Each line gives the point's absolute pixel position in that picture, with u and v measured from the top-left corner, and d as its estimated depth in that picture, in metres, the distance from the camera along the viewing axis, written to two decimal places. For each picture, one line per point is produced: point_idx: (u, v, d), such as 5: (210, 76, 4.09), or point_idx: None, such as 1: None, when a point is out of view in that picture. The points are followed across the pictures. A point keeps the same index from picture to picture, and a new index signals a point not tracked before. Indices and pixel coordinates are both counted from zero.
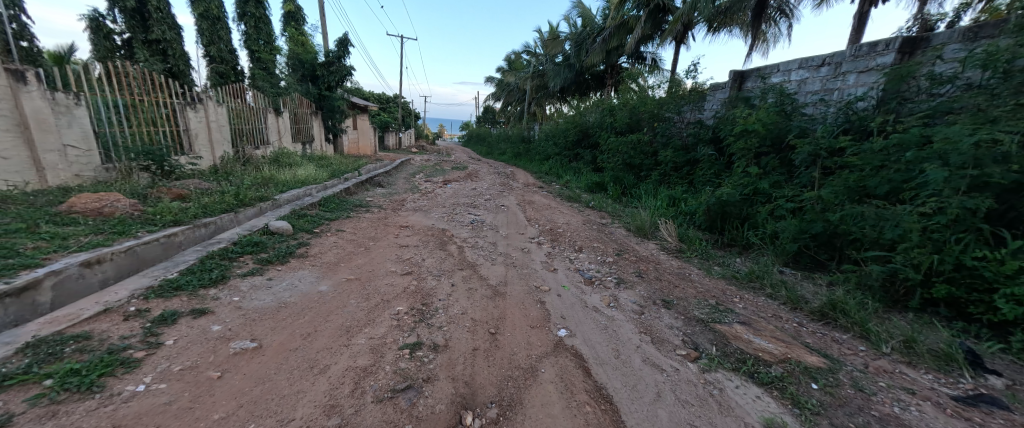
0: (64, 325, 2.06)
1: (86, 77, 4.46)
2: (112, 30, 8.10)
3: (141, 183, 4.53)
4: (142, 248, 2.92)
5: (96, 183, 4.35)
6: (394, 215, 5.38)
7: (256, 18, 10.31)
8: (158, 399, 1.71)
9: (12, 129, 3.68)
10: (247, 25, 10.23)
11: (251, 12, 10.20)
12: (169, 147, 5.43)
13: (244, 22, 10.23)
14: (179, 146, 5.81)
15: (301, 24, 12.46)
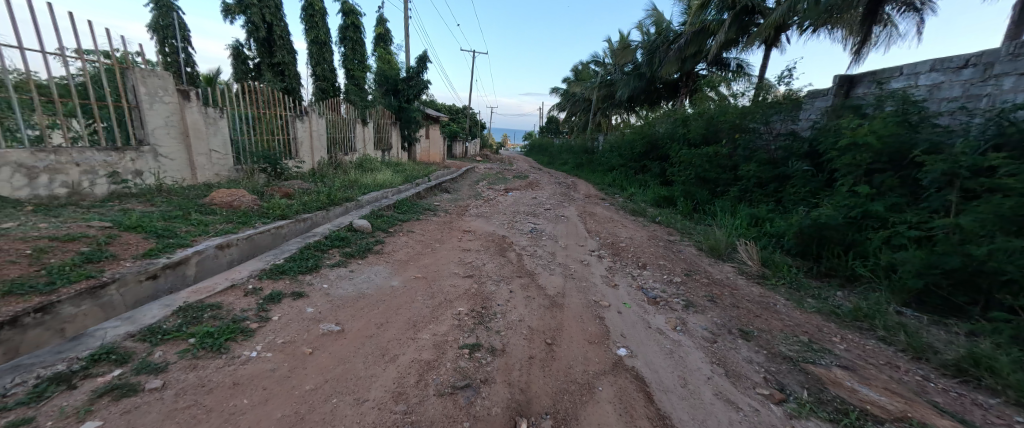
0: (203, 295, 2.56)
1: (228, 95, 5.52)
2: (247, 56, 9.90)
3: (259, 181, 5.41)
4: (259, 236, 3.50)
5: (230, 181, 5.30)
6: (458, 219, 5.66)
7: (354, 41, 11.80)
8: (265, 365, 2.02)
9: (177, 137, 4.69)
10: (346, 48, 11.76)
11: (350, 36, 11.71)
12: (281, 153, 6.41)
13: (344, 45, 11.78)
14: (289, 152, 6.84)
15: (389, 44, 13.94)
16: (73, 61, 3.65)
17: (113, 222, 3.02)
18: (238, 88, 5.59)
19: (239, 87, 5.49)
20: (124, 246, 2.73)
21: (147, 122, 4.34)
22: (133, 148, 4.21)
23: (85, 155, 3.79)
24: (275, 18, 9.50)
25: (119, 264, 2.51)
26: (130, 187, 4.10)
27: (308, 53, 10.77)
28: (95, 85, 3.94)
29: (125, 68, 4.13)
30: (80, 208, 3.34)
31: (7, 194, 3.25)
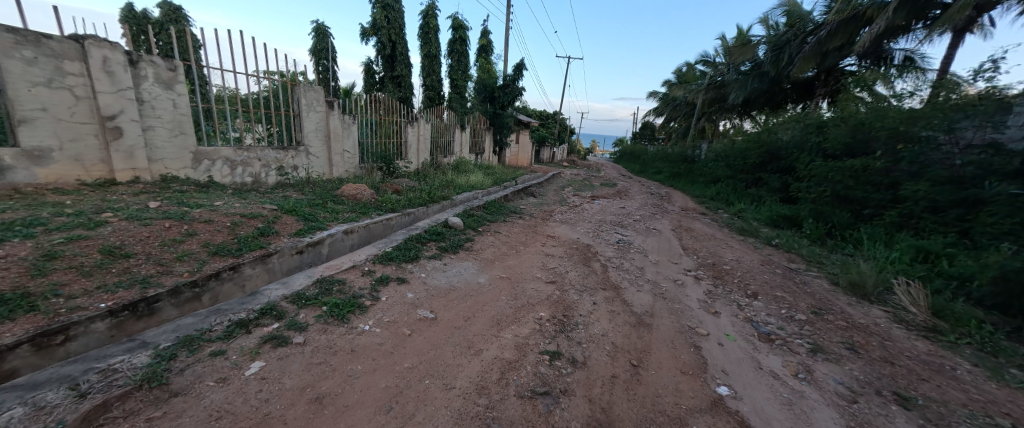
0: (333, 271, 3.08)
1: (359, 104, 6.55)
2: (374, 71, 11.64)
3: (377, 178, 6.30)
4: (374, 225, 4.07)
5: (355, 177, 6.28)
6: (543, 224, 5.71)
7: (460, 54, 12.91)
8: (374, 339, 2.34)
9: (322, 139, 5.76)
10: (453, 60, 12.92)
11: (457, 49, 12.84)
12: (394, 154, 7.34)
13: (451, 58, 12.96)
14: (400, 153, 7.80)
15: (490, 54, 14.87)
16: (260, 79, 4.75)
17: (278, 205, 3.86)
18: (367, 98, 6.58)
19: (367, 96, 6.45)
20: (284, 225, 3.47)
21: (303, 127, 5.42)
22: (293, 148, 5.32)
23: (265, 153, 4.93)
24: (398, 37, 10.94)
25: (280, 239, 3.20)
26: (289, 178, 5.21)
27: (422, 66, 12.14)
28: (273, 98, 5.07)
29: (293, 84, 5.23)
30: (258, 193, 4.36)
31: (219, 180, 4.45)
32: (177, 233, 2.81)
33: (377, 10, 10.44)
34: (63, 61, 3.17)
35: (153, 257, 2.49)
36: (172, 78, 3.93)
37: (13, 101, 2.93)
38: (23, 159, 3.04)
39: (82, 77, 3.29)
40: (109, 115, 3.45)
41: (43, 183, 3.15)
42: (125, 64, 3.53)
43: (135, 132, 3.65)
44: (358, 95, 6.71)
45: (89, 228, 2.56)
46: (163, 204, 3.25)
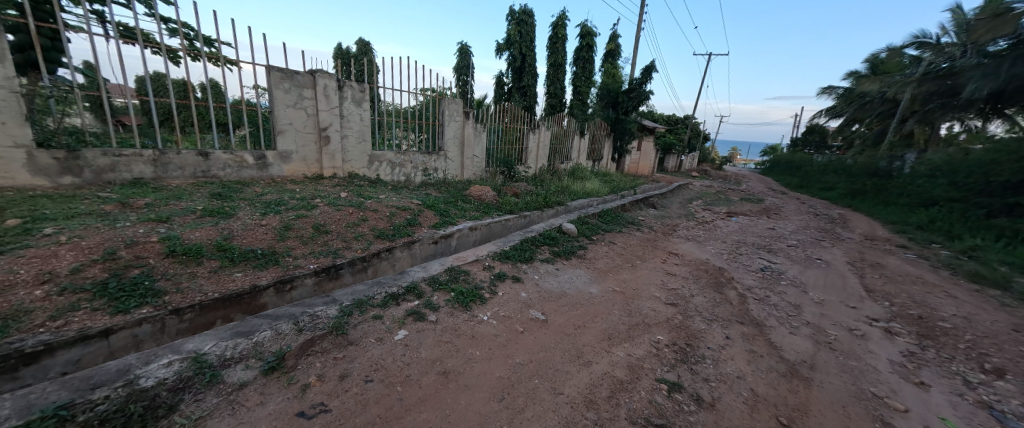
0: (461, 262, 3.47)
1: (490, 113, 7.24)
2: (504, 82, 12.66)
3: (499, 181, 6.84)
4: (495, 224, 4.44)
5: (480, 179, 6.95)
6: (664, 239, 5.22)
7: (585, 60, 12.91)
8: (491, 330, 2.53)
9: (457, 145, 6.59)
10: (578, 67, 13.02)
11: (583, 56, 12.89)
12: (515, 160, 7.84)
13: (577, 65, 13.07)
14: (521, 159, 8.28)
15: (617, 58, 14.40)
16: (417, 95, 5.72)
17: (422, 201, 4.59)
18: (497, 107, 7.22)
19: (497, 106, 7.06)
20: (426, 218, 4.10)
21: (444, 135, 6.29)
22: (436, 153, 6.24)
23: (415, 157, 5.93)
24: (528, 50, 11.60)
25: (421, 230, 3.79)
26: (430, 178, 6.14)
27: (547, 75, 12.64)
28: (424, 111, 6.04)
29: (441, 98, 6.12)
30: (408, 190, 5.28)
31: (383, 177, 5.57)
32: (356, 217, 3.63)
33: (513, 27, 11.38)
34: (303, 89, 4.45)
35: (341, 235, 3.28)
36: (360, 97, 5.05)
37: (276, 119, 4.29)
38: (277, 159, 4.41)
39: (311, 100, 4.56)
40: (322, 128, 4.70)
41: (285, 175, 4.51)
42: (335, 89, 4.73)
43: (336, 140, 4.88)
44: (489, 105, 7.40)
45: (307, 209, 3.53)
46: (349, 195, 4.25)
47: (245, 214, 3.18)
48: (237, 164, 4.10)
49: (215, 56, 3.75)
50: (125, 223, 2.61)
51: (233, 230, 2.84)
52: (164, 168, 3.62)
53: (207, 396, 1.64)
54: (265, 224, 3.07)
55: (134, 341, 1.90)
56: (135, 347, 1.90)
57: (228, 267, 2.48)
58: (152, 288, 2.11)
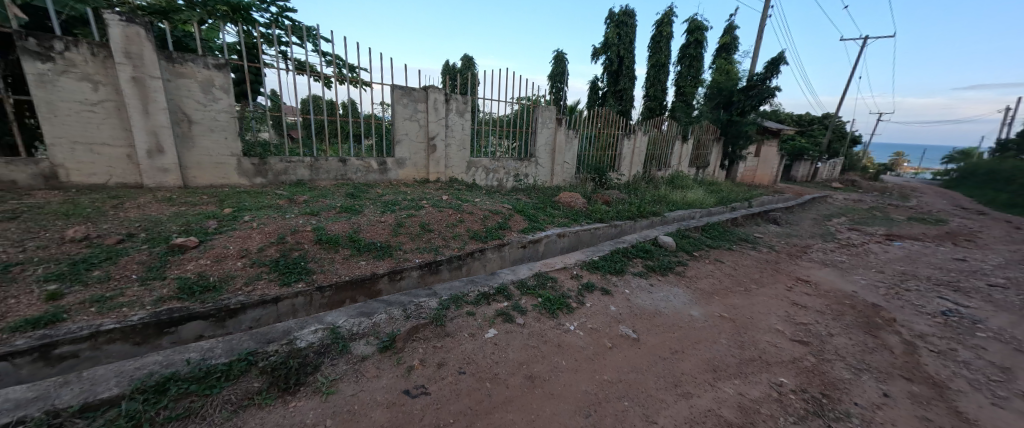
0: (549, 268, 3.48)
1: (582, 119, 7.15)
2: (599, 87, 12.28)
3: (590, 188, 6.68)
4: (583, 233, 4.36)
5: (569, 185, 6.95)
6: (789, 262, 4.38)
7: (692, 58, 11.76)
8: (578, 341, 2.46)
9: (548, 151, 6.70)
10: (683, 66, 11.94)
11: (690, 54, 11.77)
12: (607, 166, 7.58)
13: (682, 63, 12.00)
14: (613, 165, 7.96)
15: (733, 53, 12.74)
16: (512, 104, 5.98)
17: (512, 206, 4.76)
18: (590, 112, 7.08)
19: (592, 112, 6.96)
20: (515, 222, 4.24)
21: (535, 142, 6.46)
22: (527, 159, 6.45)
23: (508, 163, 6.23)
24: (626, 52, 11.06)
25: (511, 233, 3.94)
26: (521, 184, 6.37)
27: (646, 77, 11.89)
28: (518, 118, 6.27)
29: (535, 106, 6.30)
30: (501, 194, 5.55)
31: (479, 182, 5.98)
32: (455, 218, 3.96)
33: (612, 30, 11.01)
34: (418, 103, 5.07)
35: (442, 234, 3.61)
36: (463, 109, 5.52)
37: (396, 130, 4.98)
38: (394, 165, 5.10)
39: (423, 113, 5.16)
40: (430, 137, 5.28)
41: (399, 179, 5.20)
42: (443, 102, 5.26)
43: (441, 148, 5.42)
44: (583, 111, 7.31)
45: (416, 210, 3.99)
46: (450, 197, 4.66)
47: (369, 211, 3.76)
48: (365, 169, 4.88)
49: (355, 81, 4.52)
50: (290, 214, 3.34)
51: (360, 224, 3.38)
52: (316, 171, 4.52)
53: (339, 362, 1.97)
54: (384, 221, 3.58)
55: (292, 308, 2.40)
56: (292, 314, 2.41)
57: (356, 256, 2.95)
58: (305, 268, 2.64)
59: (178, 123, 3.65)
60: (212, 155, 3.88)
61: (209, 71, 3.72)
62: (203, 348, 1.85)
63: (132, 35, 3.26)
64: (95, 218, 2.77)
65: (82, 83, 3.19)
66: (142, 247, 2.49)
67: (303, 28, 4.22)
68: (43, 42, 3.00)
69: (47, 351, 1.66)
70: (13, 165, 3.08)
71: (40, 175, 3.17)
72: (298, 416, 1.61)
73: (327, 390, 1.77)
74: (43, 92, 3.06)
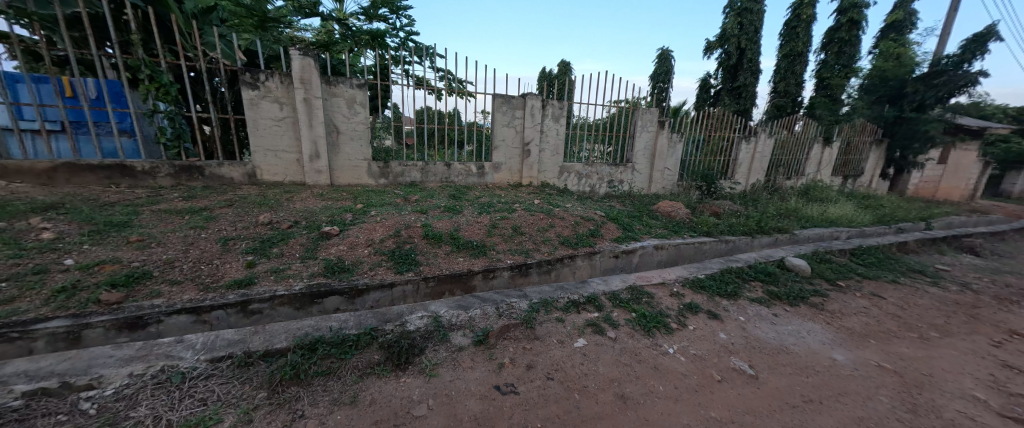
0: (645, 282, 3.23)
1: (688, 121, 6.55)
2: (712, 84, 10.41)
3: (694, 197, 6.03)
4: (685, 247, 3.96)
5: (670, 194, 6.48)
6: (998, 309, 3.19)
7: (843, 42, 9.59)
8: (678, 367, 2.20)
9: (647, 157, 6.34)
10: (829, 53, 9.84)
11: (840, 37, 9.63)
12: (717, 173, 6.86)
13: (827, 50, 9.90)
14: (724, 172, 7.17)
15: (907, 31, 9.97)
16: (609, 108, 5.78)
17: (605, 213, 4.59)
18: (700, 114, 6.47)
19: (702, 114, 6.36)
20: (608, 230, 4.07)
21: (633, 146, 6.17)
22: (623, 165, 6.21)
23: (602, 168, 6.06)
24: (750, 42, 9.13)
25: (604, 242, 3.79)
26: (615, 190, 6.14)
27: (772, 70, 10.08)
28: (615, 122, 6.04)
29: (634, 109, 6.02)
30: (593, 201, 5.42)
31: (571, 187, 5.97)
32: (546, 223, 4.00)
33: (731, 20, 9.23)
34: (516, 110, 5.29)
35: (533, 237, 3.67)
36: (559, 114, 5.56)
37: (495, 136, 5.28)
38: (491, 169, 5.43)
39: (521, 119, 5.35)
40: (526, 142, 5.45)
41: (494, 182, 5.50)
42: (540, 108, 5.38)
43: (535, 153, 5.56)
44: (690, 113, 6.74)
45: (509, 212, 4.17)
46: (541, 202, 4.74)
47: (468, 212, 4.06)
48: (466, 173, 5.30)
49: (463, 92, 4.95)
50: (405, 211, 3.83)
51: (460, 223, 3.68)
52: (426, 174, 5.08)
53: (440, 349, 2.16)
54: (480, 221, 3.83)
55: (403, 294, 2.74)
56: (403, 299, 2.74)
57: (455, 252, 3.21)
58: (414, 259, 2.98)
59: (329, 134, 4.52)
60: (350, 159, 4.70)
61: (353, 90, 4.50)
62: (340, 319, 2.24)
63: (305, 65, 4.16)
64: (275, 208, 3.62)
65: (273, 105, 4.21)
66: (303, 232, 3.16)
67: (423, 48, 4.79)
68: (254, 75, 4.05)
69: (245, 306, 2.23)
70: (231, 166, 4.23)
71: (245, 174, 4.30)
72: (407, 391, 1.81)
73: (429, 372, 1.96)
74: (251, 112, 4.14)
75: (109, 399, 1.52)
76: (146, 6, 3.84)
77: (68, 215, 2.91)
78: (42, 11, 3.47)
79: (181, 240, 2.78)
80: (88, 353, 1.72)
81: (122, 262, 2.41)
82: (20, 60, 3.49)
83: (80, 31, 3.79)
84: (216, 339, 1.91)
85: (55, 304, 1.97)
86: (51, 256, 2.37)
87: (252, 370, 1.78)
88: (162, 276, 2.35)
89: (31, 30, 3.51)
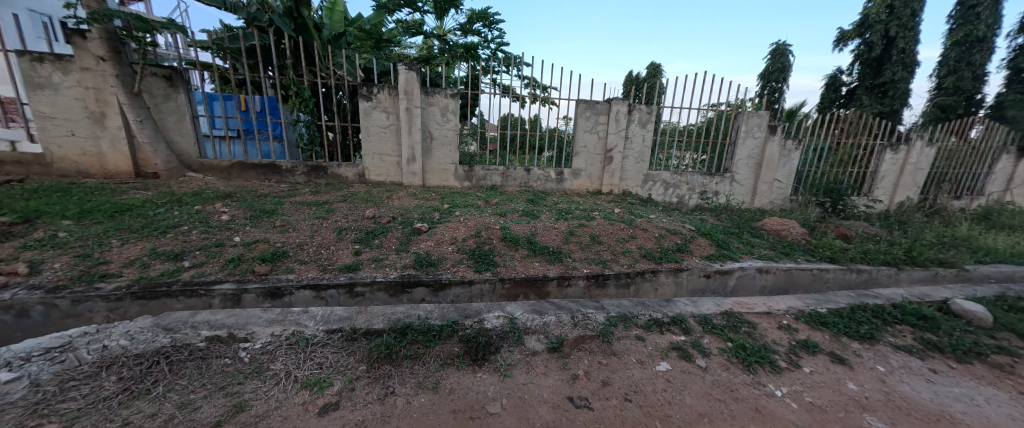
0: (744, 309, 2.82)
1: (806, 126, 5.72)
2: (842, 82, 8.05)
3: (812, 215, 5.11)
4: (798, 273, 3.39)
5: (781, 210, 5.64)
6: None
7: None
8: (787, 413, 1.82)
9: (752, 166, 5.61)
10: None
11: None
12: (851, 188, 5.88)
13: None
14: (859, 187, 6.17)
15: None
16: (705, 112, 5.26)
17: (696, 226, 4.17)
18: (827, 118, 5.60)
19: (828, 118, 5.48)
20: (699, 246, 3.68)
21: (735, 154, 5.54)
22: (719, 174, 5.61)
23: (693, 178, 5.55)
24: (905, 29, 6.95)
25: (693, 258, 3.44)
26: (709, 203, 5.56)
27: (936, 61, 7.87)
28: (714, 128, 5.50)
29: (738, 112, 5.39)
30: (681, 213, 4.98)
31: (656, 197, 5.59)
32: (627, 233, 3.79)
33: (875, 3, 7.12)
34: (600, 116, 5.15)
35: (612, 248, 3.51)
36: (646, 119, 5.25)
37: (576, 142, 5.23)
38: (570, 175, 5.37)
39: (605, 125, 5.20)
40: (608, 149, 5.28)
41: (573, 189, 5.44)
42: (625, 114, 5.15)
43: (617, 160, 5.33)
44: (811, 117, 5.97)
45: (587, 220, 4.07)
46: (622, 211, 4.52)
47: (546, 217, 4.08)
48: (545, 178, 5.35)
49: (547, 99, 5.01)
50: (486, 213, 4.02)
51: (537, 228, 3.71)
52: (506, 178, 5.26)
53: (515, 350, 2.19)
54: (557, 227, 3.81)
55: (481, 292, 2.86)
56: (480, 297, 2.87)
57: (532, 257, 3.25)
58: (492, 260, 3.10)
59: (423, 140, 4.99)
60: (439, 163, 5.12)
61: (446, 99, 4.89)
62: (427, 309, 2.44)
63: (409, 78, 4.67)
64: (378, 204, 4.12)
65: (382, 114, 4.82)
66: (399, 227, 3.53)
67: (512, 58, 4.99)
68: (369, 90, 4.69)
69: (352, 288, 2.58)
70: (346, 166, 4.95)
71: (357, 174, 4.99)
72: (483, 387, 1.87)
73: (504, 372, 1.99)
74: (365, 121, 4.80)
75: (257, 351, 1.89)
76: (296, 37, 4.78)
77: (237, 202, 3.74)
78: (231, 47, 4.57)
79: (308, 227, 3.36)
80: (244, 312, 2.17)
81: (270, 241, 3.01)
82: (215, 84, 4.63)
83: (252, 60, 4.87)
84: (330, 314, 2.24)
85: (227, 271, 2.55)
86: (226, 233, 3.09)
87: (355, 345, 2.03)
88: (294, 255, 2.86)
89: (223, 61, 4.65)
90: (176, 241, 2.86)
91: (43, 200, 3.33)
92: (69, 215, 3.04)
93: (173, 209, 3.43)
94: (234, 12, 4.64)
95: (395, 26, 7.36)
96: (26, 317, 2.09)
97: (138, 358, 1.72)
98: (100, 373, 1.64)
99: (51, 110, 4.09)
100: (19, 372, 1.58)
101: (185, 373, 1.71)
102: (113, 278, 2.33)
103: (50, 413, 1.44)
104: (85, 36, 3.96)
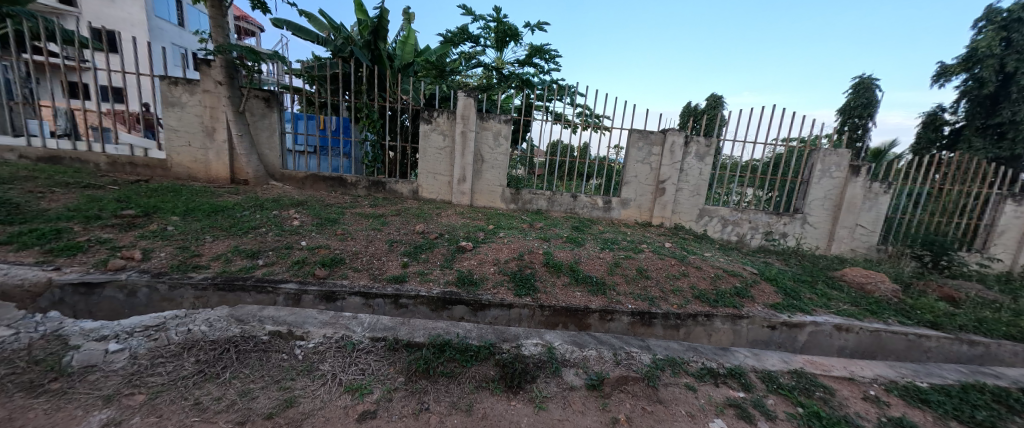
0: (818, 370, 2.47)
1: (898, 168, 5.08)
2: (945, 120, 7.08)
3: (905, 269, 4.40)
4: (888, 336, 2.92)
5: (865, 259, 4.97)
6: None
7: None
8: None
9: (829, 208, 5.06)
10: None
11: None
12: (959, 242, 5.04)
13: None
14: (970, 241, 5.28)
15: None
16: (772, 147, 4.91)
17: (759, 270, 3.79)
18: (927, 160, 4.94)
19: (926, 160, 4.83)
20: (762, 292, 3.33)
21: (807, 194, 5.06)
22: (788, 215, 5.13)
23: (757, 216, 5.11)
24: None
25: (755, 305, 3.11)
26: (775, 244, 5.07)
27: None
28: (783, 165, 5.09)
29: (811, 150, 4.97)
30: (741, 253, 4.58)
31: (713, 234, 5.22)
32: (678, 270, 3.56)
33: (985, 35, 6.31)
34: (654, 147, 5.03)
35: (660, 284, 3.30)
36: (704, 152, 5.01)
37: (627, 172, 5.14)
38: (618, 204, 5.24)
39: (659, 157, 5.05)
40: (661, 180, 5.09)
41: (620, 218, 5.28)
42: (682, 146, 4.96)
43: (670, 192, 5.10)
44: (904, 159, 5.31)
45: (634, 252, 3.90)
46: (673, 246, 4.27)
47: (591, 245, 3.99)
48: (592, 205, 5.26)
49: (599, 128, 5.01)
50: (530, 237, 4.04)
51: (581, 256, 3.62)
52: (552, 203, 5.27)
53: (552, 382, 2.09)
54: (602, 257, 3.69)
55: (519, 316, 2.82)
56: (518, 321, 2.83)
57: (574, 285, 3.16)
58: (532, 285, 3.05)
59: (475, 162, 5.21)
60: (488, 185, 5.27)
61: (500, 124, 5.08)
62: (466, 328, 2.44)
63: (467, 104, 4.95)
64: (427, 220, 4.33)
65: (439, 136, 5.14)
66: (445, 244, 3.65)
67: (567, 87, 5.10)
68: (430, 114, 5.06)
69: (397, 299, 2.69)
70: (403, 183, 5.30)
71: (411, 190, 5.31)
72: (517, 417, 1.78)
73: (539, 404, 1.90)
74: (424, 142, 5.15)
75: (310, 350, 2.02)
76: (372, 65, 5.35)
77: (307, 210, 4.14)
78: (318, 74, 5.21)
79: (364, 237, 3.59)
80: (302, 311, 2.34)
81: (330, 248, 3.26)
82: (300, 105, 5.26)
83: (334, 85, 5.51)
84: (376, 322, 2.34)
85: (292, 271, 2.80)
86: (295, 237, 3.41)
87: (396, 356, 2.08)
88: (348, 263, 3.06)
89: (311, 86, 5.30)
90: (254, 240, 3.22)
91: (160, 198, 3.96)
92: (177, 212, 3.58)
93: (255, 212, 3.89)
94: (323, 45, 5.32)
95: (458, 57, 7.93)
96: (134, 296, 2.45)
97: (213, 344, 1.91)
98: (183, 353, 1.85)
99: (177, 124, 4.95)
100: (123, 345, 1.84)
101: (249, 363, 1.86)
102: (202, 269, 2.66)
103: (142, 385, 1.65)
104: (210, 64, 4.77)
